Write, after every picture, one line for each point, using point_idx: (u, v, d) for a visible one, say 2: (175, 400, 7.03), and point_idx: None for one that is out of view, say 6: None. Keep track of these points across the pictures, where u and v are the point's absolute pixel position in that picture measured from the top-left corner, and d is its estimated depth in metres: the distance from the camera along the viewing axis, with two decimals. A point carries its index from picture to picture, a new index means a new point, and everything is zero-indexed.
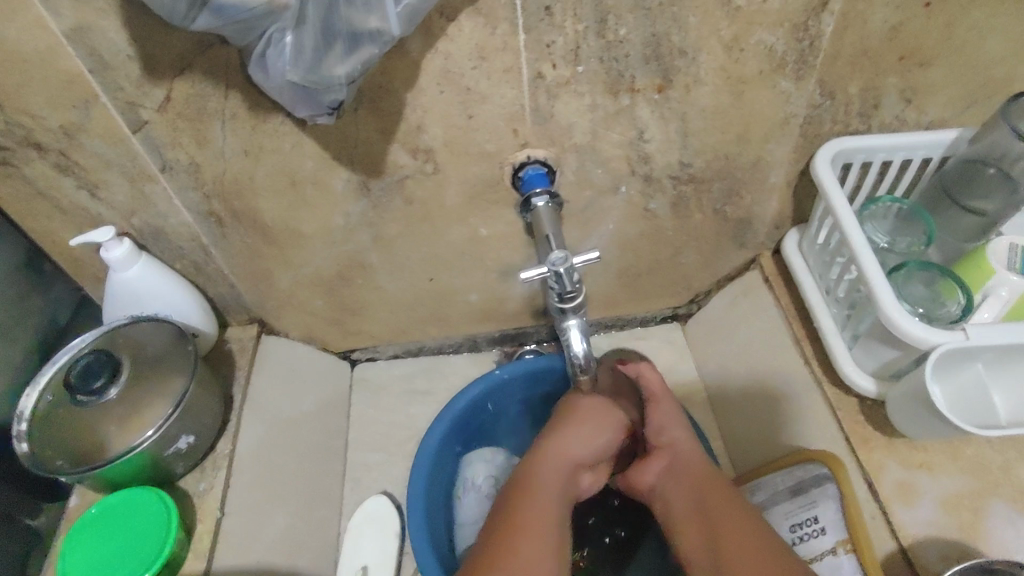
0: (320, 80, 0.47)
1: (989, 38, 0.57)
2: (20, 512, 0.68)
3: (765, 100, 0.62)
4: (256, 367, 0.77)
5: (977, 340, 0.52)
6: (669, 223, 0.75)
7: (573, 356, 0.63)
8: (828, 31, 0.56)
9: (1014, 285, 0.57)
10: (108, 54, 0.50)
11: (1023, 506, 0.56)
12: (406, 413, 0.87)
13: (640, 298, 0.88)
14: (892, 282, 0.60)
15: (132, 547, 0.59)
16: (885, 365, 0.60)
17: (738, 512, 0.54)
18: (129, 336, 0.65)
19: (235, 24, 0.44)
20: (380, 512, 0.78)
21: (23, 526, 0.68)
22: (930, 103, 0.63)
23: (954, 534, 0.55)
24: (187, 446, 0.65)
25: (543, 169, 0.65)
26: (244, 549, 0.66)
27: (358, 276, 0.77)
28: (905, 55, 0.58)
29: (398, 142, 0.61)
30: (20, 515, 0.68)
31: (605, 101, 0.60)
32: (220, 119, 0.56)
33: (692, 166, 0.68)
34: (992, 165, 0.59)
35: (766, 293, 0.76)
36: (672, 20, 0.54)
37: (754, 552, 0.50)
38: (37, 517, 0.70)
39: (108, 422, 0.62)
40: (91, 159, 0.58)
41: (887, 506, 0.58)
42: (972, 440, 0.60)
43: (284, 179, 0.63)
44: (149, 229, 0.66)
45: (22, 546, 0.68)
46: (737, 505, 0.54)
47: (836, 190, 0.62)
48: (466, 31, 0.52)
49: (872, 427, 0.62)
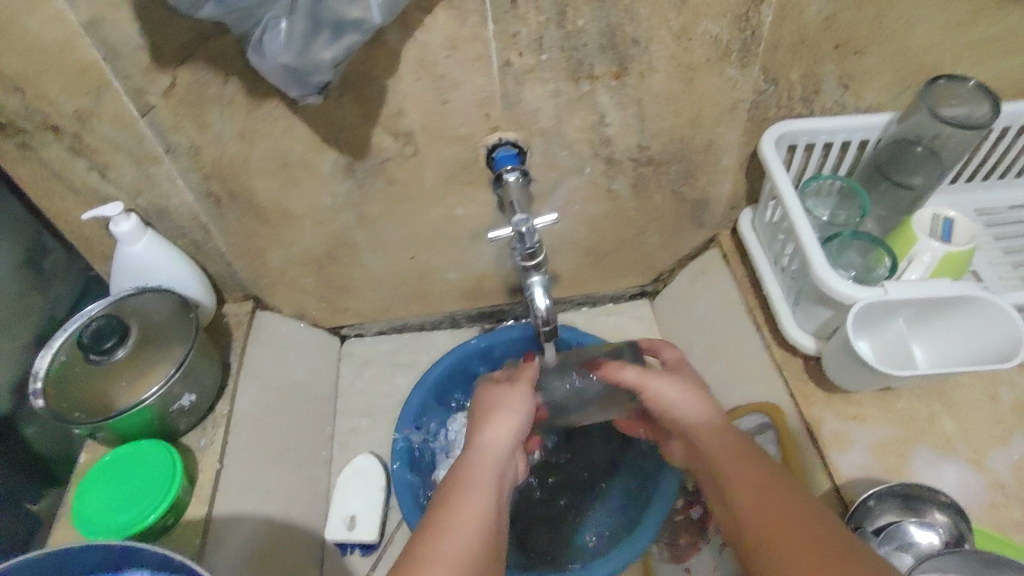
0: (308, 63, 0.53)
1: (915, 28, 0.63)
2: (22, 497, 0.75)
3: (715, 86, 0.68)
4: (250, 340, 0.82)
5: (894, 295, 0.58)
6: (632, 204, 0.82)
7: (536, 310, 0.68)
8: (767, 21, 0.62)
9: (935, 250, 0.63)
10: (120, 44, 0.56)
11: (944, 451, 0.62)
12: (392, 384, 0.94)
13: (608, 277, 0.95)
14: (830, 252, 0.66)
15: (140, 491, 0.65)
16: (823, 325, 0.66)
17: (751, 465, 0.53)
18: (135, 306, 0.72)
19: (235, 12, 0.50)
20: (366, 470, 0.84)
21: (24, 509, 0.75)
22: (867, 88, 0.69)
23: (881, 475, 0.61)
24: (189, 404, 0.71)
25: (513, 150, 0.71)
26: (242, 500, 0.72)
27: (345, 255, 0.83)
28: (840, 43, 0.64)
29: (380, 126, 0.67)
30: (21, 500, 0.75)
31: (568, 87, 0.66)
32: (219, 105, 0.62)
33: (650, 149, 0.74)
34: (920, 144, 0.66)
35: (724, 268, 0.84)
36: (625, 12, 0.60)
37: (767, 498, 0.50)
38: (38, 502, 0.76)
39: (118, 382, 0.70)
40: (102, 142, 0.64)
41: (825, 451, 0.63)
42: (902, 394, 0.66)
43: (276, 161, 0.69)
44: (153, 209, 0.72)
45: (24, 526, 0.74)
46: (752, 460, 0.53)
47: (780, 169, 0.67)
48: (440, 23, 0.58)
49: (813, 383, 0.68)
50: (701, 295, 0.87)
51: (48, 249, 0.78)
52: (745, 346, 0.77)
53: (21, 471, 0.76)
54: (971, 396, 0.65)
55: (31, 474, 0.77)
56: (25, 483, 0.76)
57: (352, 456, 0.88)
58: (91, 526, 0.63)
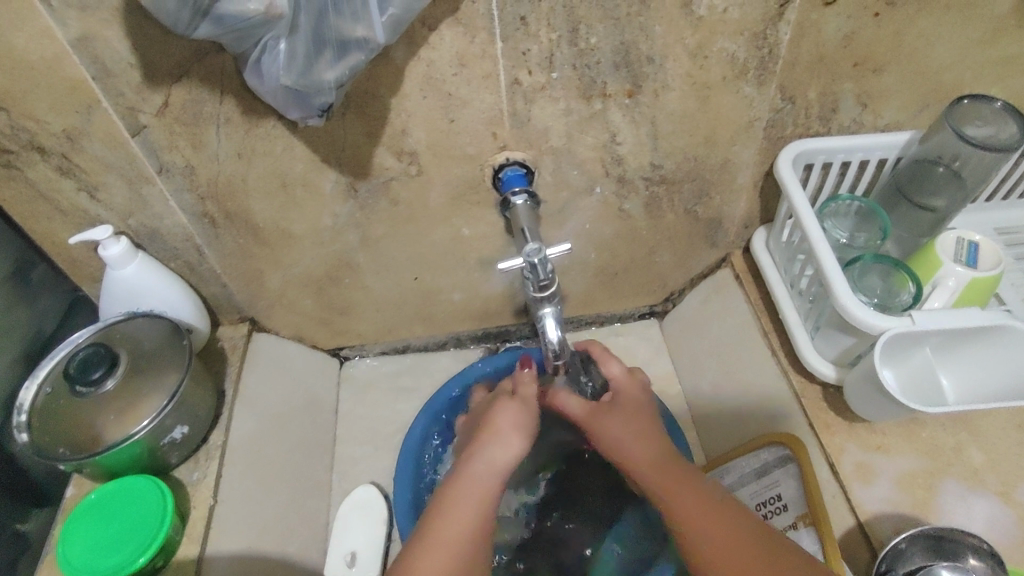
0: (310, 84, 0.51)
1: (936, 46, 0.61)
2: (11, 519, 0.71)
3: (730, 104, 0.65)
4: (247, 364, 0.79)
5: (922, 325, 0.56)
6: (643, 223, 0.79)
7: (549, 342, 0.65)
8: (785, 39, 0.60)
9: (959, 275, 0.61)
10: (111, 61, 0.53)
11: (973, 484, 0.60)
12: (393, 408, 0.91)
13: (617, 296, 0.92)
14: (850, 276, 0.64)
15: (130, 532, 0.61)
16: (844, 352, 0.64)
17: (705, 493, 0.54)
18: (126, 333, 0.68)
19: (234, 32, 0.47)
20: (367, 500, 0.81)
21: (12, 532, 0.71)
22: (886, 107, 0.67)
23: (908, 510, 0.59)
24: (181, 436, 0.68)
25: (522, 170, 0.68)
26: (237, 536, 0.68)
27: (346, 276, 0.80)
28: (859, 62, 0.62)
29: (384, 145, 0.64)
30: (10, 522, 0.71)
31: (579, 106, 0.63)
32: (215, 123, 0.59)
33: (663, 168, 0.72)
34: (941, 164, 0.63)
35: (736, 290, 0.81)
36: (639, 29, 0.58)
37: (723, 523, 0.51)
38: (26, 522, 0.73)
39: (106, 414, 0.65)
40: (91, 162, 0.61)
41: (847, 485, 0.61)
42: (926, 424, 0.64)
43: (276, 181, 0.66)
44: (145, 230, 0.69)
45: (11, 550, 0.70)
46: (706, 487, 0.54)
47: (797, 188, 0.65)
48: (447, 40, 0.56)
49: (833, 412, 0.66)
50: (714, 317, 0.85)
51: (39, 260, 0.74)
52: (760, 372, 0.75)
53: (11, 495, 0.72)
54: (997, 424, 0.63)
55: (21, 498, 0.73)
56: (13, 508, 0.72)
57: (352, 485, 0.85)
58: (75, 570, 0.59)
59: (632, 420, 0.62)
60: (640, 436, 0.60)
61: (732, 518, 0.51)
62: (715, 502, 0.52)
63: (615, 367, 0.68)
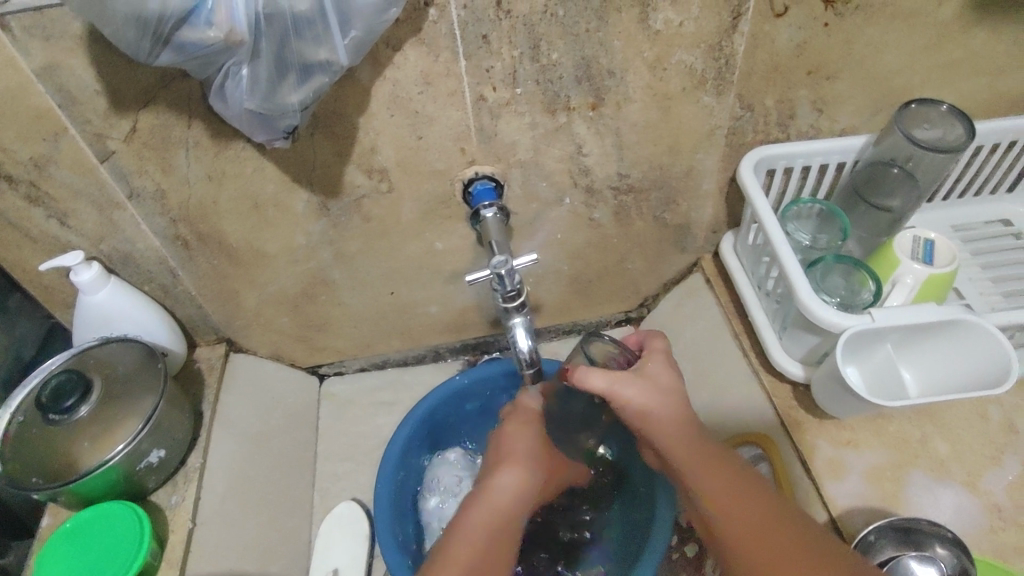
0: (275, 108, 0.52)
1: (885, 52, 0.63)
2: None
3: (691, 114, 0.67)
4: (224, 385, 0.80)
5: (881, 322, 0.58)
6: (613, 232, 0.81)
7: (519, 352, 0.65)
8: (740, 50, 0.62)
9: (917, 273, 0.64)
10: (77, 90, 0.54)
11: (939, 475, 0.62)
12: (373, 423, 0.92)
13: (592, 304, 0.93)
14: (815, 276, 0.65)
15: (107, 560, 0.61)
16: (810, 351, 0.66)
17: (729, 475, 0.53)
18: (99, 357, 0.67)
19: (196, 59, 0.48)
20: (350, 516, 0.81)
21: None
22: (840, 112, 0.69)
23: (877, 503, 0.61)
24: (158, 460, 0.68)
25: (491, 184, 0.69)
26: (215, 558, 0.68)
27: (322, 293, 0.80)
28: (812, 69, 0.64)
29: (354, 163, 0.65)
30: None
31: (544, 119, 0.65)
32: (184, 148, 0.60)
33: (629, 177, 0.73)
34: (895, 166, 0.66)
35: (707, 293, 0.84)
36: (599, 45, 0.59)
37: (740, 504, 0.51)
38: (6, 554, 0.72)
39: (80, 441, 0.66)
40: (61, 189, 0.61)
41: (818, 481, 0.63)
42: (893, 418, 0.65)
43: (247, 202, 0.67)
44: (118, 254, 0.69)
45: None
46: (730, 470, 0.53)
47: (759, 194, 0.67)
48: (411, 59, 0.57)
49: (803, 410, 0.68)
50: (685, 321, 0.87)
51: (12, 288, 0.73)
52: (732, 372, 0.76)
53: None
54: (960, 415, 0.65)
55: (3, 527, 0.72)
56: None
57: (333, 501, 0.85)
58: None
59: (666, 405, 0.54)
60: (669, 416, 0.54)
61: (757, 493, 0.52)
62: (740, 479, 0.53)
63: (660, 341, 0.59)
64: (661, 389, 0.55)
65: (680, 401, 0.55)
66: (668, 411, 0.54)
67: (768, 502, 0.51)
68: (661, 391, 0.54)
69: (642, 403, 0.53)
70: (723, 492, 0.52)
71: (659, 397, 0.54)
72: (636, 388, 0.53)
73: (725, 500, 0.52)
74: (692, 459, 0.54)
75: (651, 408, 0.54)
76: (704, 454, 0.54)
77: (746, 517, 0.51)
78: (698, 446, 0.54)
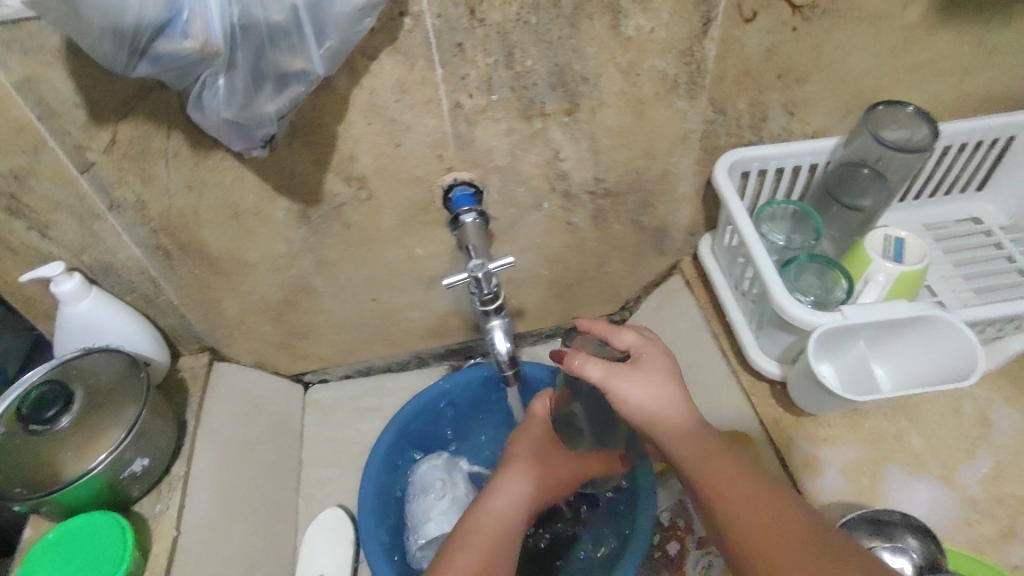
0: (252, 117, 0.53)
1: (853, 56, 0.64)
2: None
3: (665, 118, 0.68)
4: (208, 394, 0.80)
5: (853, 319, 0.59)
6: (592, 235, 0.82)
7: (498, 354, 0.67)
8: (710, 55, 0.63)
9: (889, 270, 0.65)
10: (55, 103, 0.54)
11: (915, 469, 0.63)
12: (355, 428, 0.93)
13: (574, 307, 0.94)
14: (789, 276, 0.66)
15: (90, 569, 0.61)
16: (785, 349, 0.67)
17: (734, 469, 0.52)
18: (83, 367, 0.66)
19: (172, 70, 0.48)
20: (336, 522, 0.81)
21: None
22: (812, 113, 0.70)
23: (854, 497, 0.62)
24: (141, 469, 0.68)
25: (469, 190, 0.70)
26: (199, 567, 0.68)
27: (304, 301, 0.81)
28: (783, 73, 0.65)
29: (333, 171, 0.66)
30: None
31: (520, 125, 0.66)
32: (164, 158, 0.61)
33: (606, 181, 0.74)
34: (866, 166, 0.67)
35: (687, 294, 0.85)
36: (572, 51, 0.60)
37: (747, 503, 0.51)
38: None
39: (63, 451, 0.66)
40: (41, 201, 0.62)
41: (797, 477, 0.64)
42: (870, 414, 0.66)
43: (228, 212, 0.67)
44: (99, 265, 0.69)
45: None
46: (735, 464, 0.52)
47: (733, 196, 0.68)
48: (387, 68, 0.58)
49: (781, 408, 0.69)
50: (666, 322, 0.88)
51: None
52: (712, 372, 0.77)
53: None
54: (935, 410, 0.66)
55: None
56: None
57: (319, 508, 0.86)
58: None
59: (657, 395, 0.53)
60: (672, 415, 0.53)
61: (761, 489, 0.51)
62: (744, 475, 0.52)
63: (630, 335, 0.58)
64: (663, 384, 0.54)
65: (678, 390, 0.54)
66: (672, 409, 0.53)
67: (772, 499, 0.51)
68: (657, 379, 0.54)
69: (643, 402, 0.53)
70: (728, 490, 0.51)
71: (648, 386, 0.53)
72: (633, 384, 0.53)
73: (730, 499, 0.51)
74: (693, 455, 0.52)
75: (652, 406, 0.53)
76: (705, 449, 0.52)
77: (752, 516, 0.50)
78: (701, 440, 0.53)
